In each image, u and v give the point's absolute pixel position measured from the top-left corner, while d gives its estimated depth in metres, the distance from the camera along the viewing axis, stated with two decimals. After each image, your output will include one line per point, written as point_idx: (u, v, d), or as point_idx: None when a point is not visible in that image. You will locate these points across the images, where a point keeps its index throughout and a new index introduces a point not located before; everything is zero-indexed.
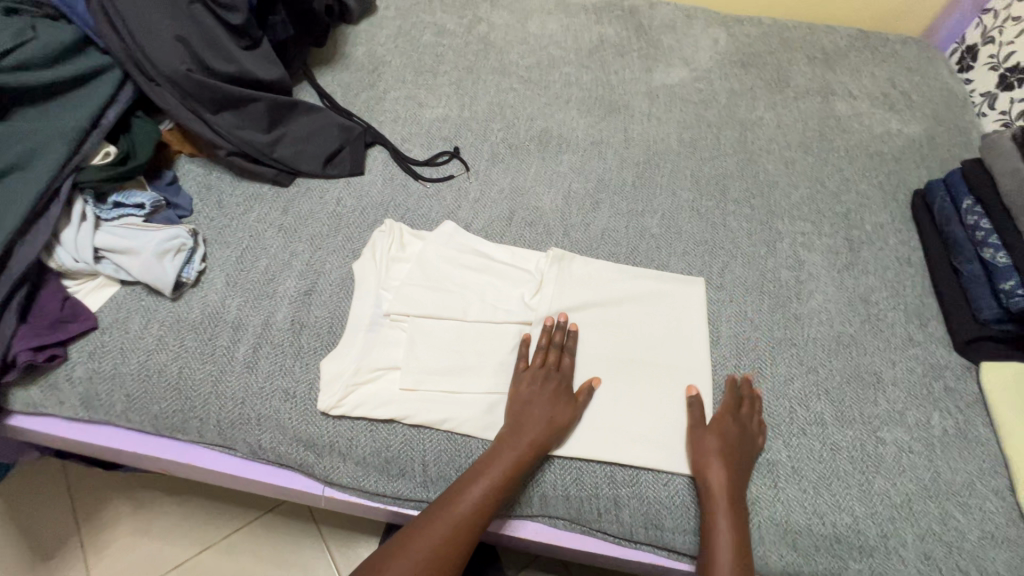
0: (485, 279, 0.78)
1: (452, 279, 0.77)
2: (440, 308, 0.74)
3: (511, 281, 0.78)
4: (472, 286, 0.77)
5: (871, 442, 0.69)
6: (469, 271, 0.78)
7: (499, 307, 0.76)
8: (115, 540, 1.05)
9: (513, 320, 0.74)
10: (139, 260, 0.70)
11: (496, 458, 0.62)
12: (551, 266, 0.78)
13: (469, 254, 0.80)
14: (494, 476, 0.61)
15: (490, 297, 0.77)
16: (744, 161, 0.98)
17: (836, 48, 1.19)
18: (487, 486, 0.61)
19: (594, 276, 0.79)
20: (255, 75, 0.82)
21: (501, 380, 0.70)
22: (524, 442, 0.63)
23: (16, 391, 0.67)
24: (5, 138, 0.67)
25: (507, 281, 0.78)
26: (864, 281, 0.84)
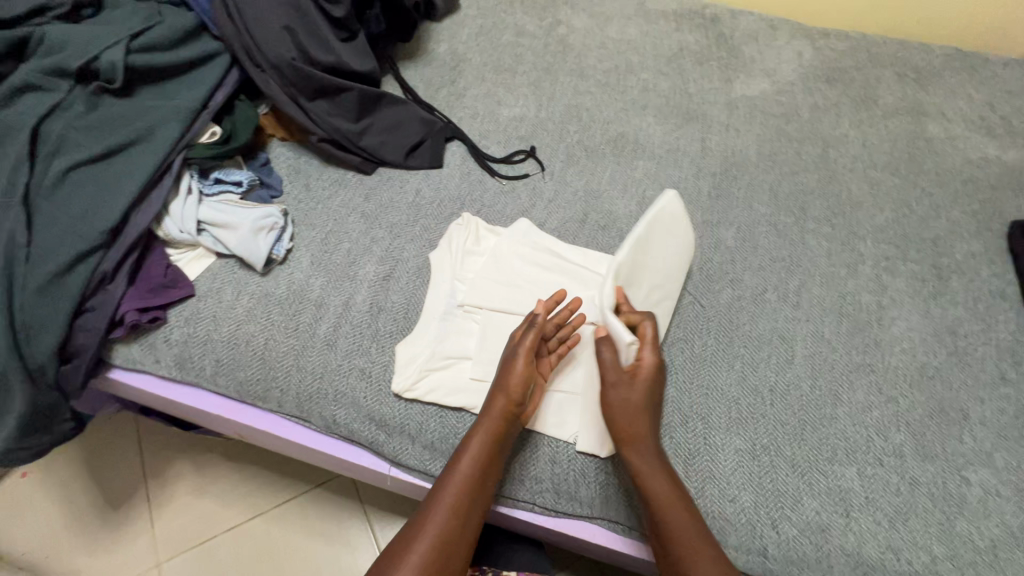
0: (555, 278, 0.78)
1: (525, 277, 0.78)
2: (513, 304, 0.75)
3: (581, 283, 0.78)
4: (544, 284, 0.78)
5: (954, 481, 0.66)
6: (540, 270, 0.79)
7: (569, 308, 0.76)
8: (178, 496, 1.12)
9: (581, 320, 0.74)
10: (237, 235, 0.74)
11: (462, 459, 0.63)
12: None
13: (543, 253, 0.80)
14: (465, 476, 0.62)
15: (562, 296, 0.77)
16: (826, 178, 0.95)
17: (930, 67, 1.14)
18: (459, 487, 0.62)
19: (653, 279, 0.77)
20: (351, 66, 0.85)
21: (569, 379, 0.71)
22: (488, 435, 0.63)
23: (119, 347, 0.73)
24: (130, 114, 0.73)
25: (578, 283, 0.78)
26: (952, 312, 0.80)
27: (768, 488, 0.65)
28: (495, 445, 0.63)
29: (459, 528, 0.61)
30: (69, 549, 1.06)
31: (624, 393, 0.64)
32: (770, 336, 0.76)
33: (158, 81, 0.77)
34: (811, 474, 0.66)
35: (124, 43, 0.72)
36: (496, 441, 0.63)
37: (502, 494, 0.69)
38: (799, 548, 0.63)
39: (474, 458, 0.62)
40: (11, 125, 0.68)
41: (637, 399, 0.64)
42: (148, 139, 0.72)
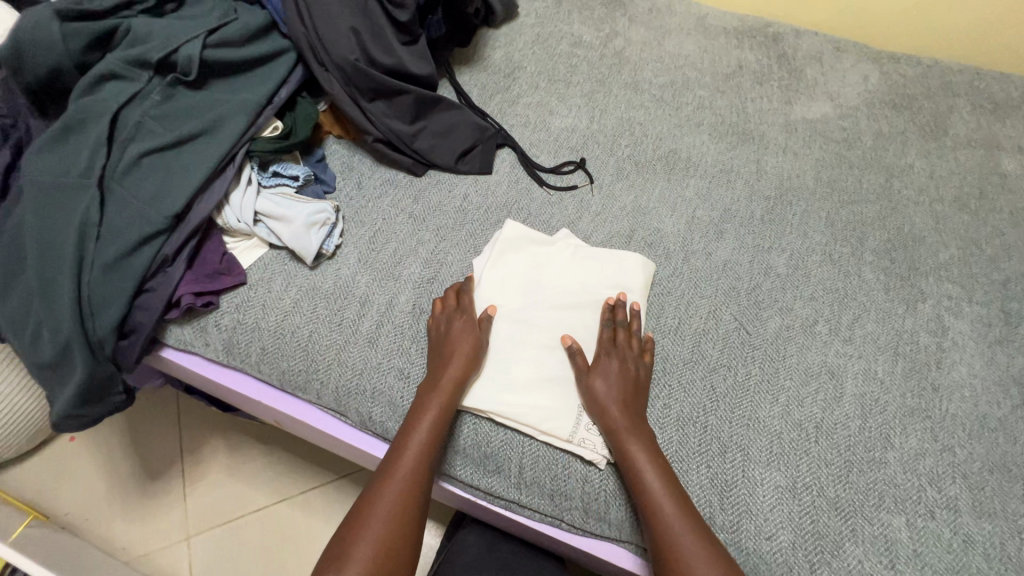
0: (546, 285, 0.78)
1: (528, 281, 0.78)
2: (519, 312, 0.75)
3: (568, 288, 0.77)
4: (557, 287, 0.77)
5: (1013, 542, 0.62)
6: (533, 277, 0.78)
7: (578, 311, 0.76)
8: (210, 472, 1.16)
9: (576, 326, 0.75)
10: (291, 228, 0.76)
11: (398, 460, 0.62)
12: (600, 274, 0.78)
13: (562, 258, 0.80)
14: (393, 484, 0.61)
15: (574, 299, 0.77)
16: (888, 209, 0.91)
17: (1008, 98, 1.08)
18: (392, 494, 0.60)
19: (610, 282, 0.78)
20: (411, 69, 0.86)
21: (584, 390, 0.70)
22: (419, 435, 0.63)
23: (173, 328, 0.76)
24: (201, 107, 0.76)
25: (592, 287, 0.78)
26: (1020, 361, 0.75)
27: (807, 529, 0.62)
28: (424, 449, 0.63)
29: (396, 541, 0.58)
30: (107, 514, 1.11)
31: (599, 371, 0.68)
32: (819, 370, 0.73)
33: (229, 75, 0.80)
34: (855, 519, 0.63)
35: (200, 38, 0.75)
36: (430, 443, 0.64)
37: (529, 508, 0.68)
38: None
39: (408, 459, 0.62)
40: (92, 110, 0.71)
41: (609, 382, 0.66)
42: (215, 130, 0.75)
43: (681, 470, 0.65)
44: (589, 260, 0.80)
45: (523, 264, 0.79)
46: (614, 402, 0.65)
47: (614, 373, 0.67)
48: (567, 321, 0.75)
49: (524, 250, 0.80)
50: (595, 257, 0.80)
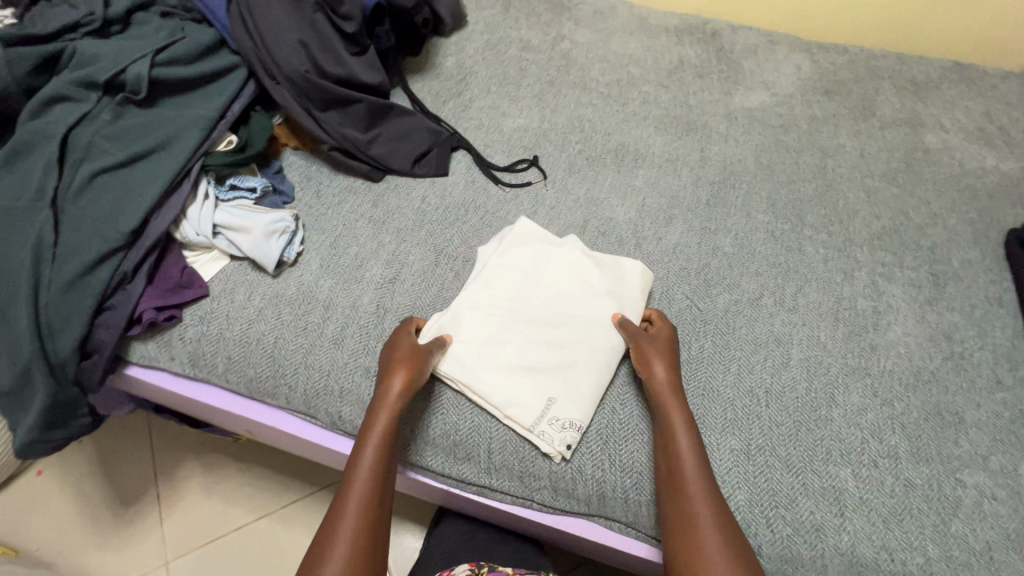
0: (539, 288, 0.78)
1: (521, 285, 0.78)
2: (508, 313, 0.76)
3: (562, 292, 0.78)
4: (551, 292, 0.78)
5: (948, 483, 0.67)
6: (528, 281, 0.79)
7: (568, 315, 0.76)
8: (188, 494, 1.14)
9: (564, 330, 0.75)
10: (250, 238, 0.77)
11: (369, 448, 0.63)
12: (597, 279, 0.79)
13: (558, 264, 0.80)
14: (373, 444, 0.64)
15: (567, 304, 0.77)
16: (824, 187, 0.97)
17: (928, 79, 1.16)
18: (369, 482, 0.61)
19: (605, 288, 0.78)
20: (361, 79, 0.89)
21: (554, 385, 0.71)
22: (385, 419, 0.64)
23: (136, 344, 0.76)
24: (153, 124, 0.77)
25: (587, 292, 0.78)
26: (947, 317, 0.81)
27: (762, 487, 0.66)
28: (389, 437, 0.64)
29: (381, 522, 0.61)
30: (80, 545, 1.08)
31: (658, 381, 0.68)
32: (766, 339, 0.78)
33: (180, 92, 0.81)
34: (806, 474, 0.67)
35: (149, 57, 0.76)
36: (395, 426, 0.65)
37: (500, 491, 0.70)
38: (793, 547, 0.63)
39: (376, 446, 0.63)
40: (41, 133, 0.72)
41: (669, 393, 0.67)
42: (169, 146, 0.76)
43: (642, 442, 0.68)
44: (586, 266, 0.80)
45: (518, 268, 0.79)
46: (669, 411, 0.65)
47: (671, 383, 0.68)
48: (554, 321, 0.76)
49: (520, 254, 0.81)
50: (593, 264, 0.80)
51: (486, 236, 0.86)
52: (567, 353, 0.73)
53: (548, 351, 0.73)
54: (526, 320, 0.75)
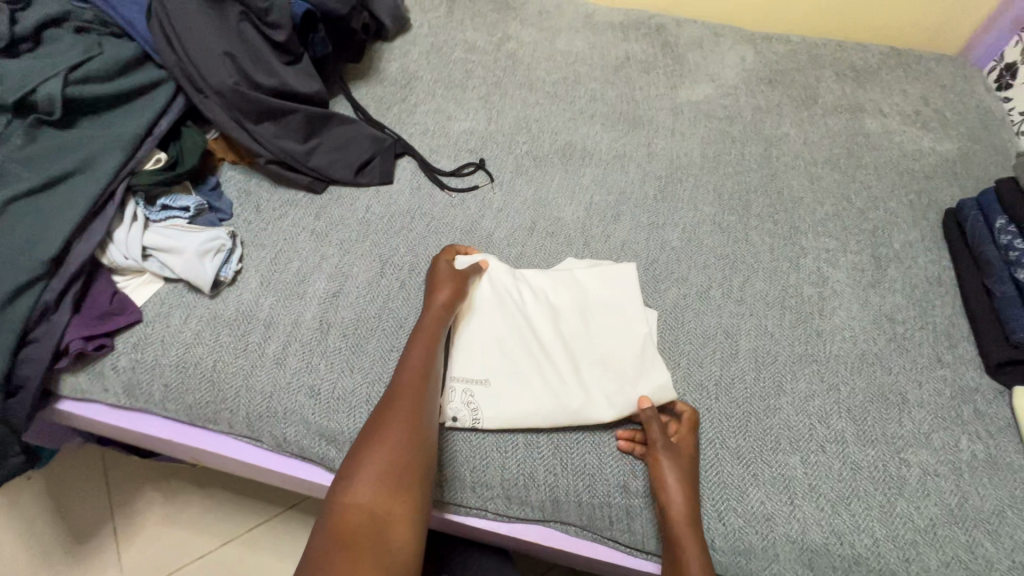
0: (549, 320, 0.76)
1: (526, 309, 0.76)
2: (503, 327, 0.74)
3: (570, 333, 0.75)
4: (556, 329, 0.75)
5: (893, 463, 0.68)
6: (542, 309, 0.76)
7: (563, 352, 0.73)
8: (145, 526, 1.10)
9: (548, 362, 0.73)
10: (183, 259, 0.74)
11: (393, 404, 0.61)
12: (611, 336, 0.75)
13: (582, 308, 0.77)
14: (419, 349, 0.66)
15: (565, 344, 0.74)
16: (769, 176, 0.98)
17: (867, 66, 1.18)
18: (392, 436, 0.58)
19: (616, 349, 0.74)
20: (295, 89, 0.87)
21: (495, 374, 0.71)
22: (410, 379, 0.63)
23: (66, 377, 0.72)
24: (71, 145, 0.73)
25: (595, 344, 0.75)
26: (890, 299, 0.83)
27: (713, 481, 0.66)
28: (415, 395, 0.62)
29: (404, 474, 0.56)
30: None
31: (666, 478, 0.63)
32: (715, 331, 0.78)
33: (100, 110, 0.77)
34: (756, 465, 0.67)
35: (61, 75, 0.72)
36: (422, 386, 0.63)
37: (453, 504, 0.68)
38: (745, 539, 0.63)
39: (400, 403, 0.61)
40: None
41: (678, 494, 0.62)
42: (90, 168, 0.73)
43: (594, 444, 0.68)
44: (608, 322, 0.76)
45: (535, 299, 0.77)
46: (675, 516, 0.61)
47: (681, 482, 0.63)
48: (545, 337, 0.74)
49: (546, 284, 0.78)
50: (617, 327, 0.76)
51: (433, 243, 0.85)
52: (534, 376, 0.71)
53: (517, 365, 0.72)
54: (502, 323, 0.75)
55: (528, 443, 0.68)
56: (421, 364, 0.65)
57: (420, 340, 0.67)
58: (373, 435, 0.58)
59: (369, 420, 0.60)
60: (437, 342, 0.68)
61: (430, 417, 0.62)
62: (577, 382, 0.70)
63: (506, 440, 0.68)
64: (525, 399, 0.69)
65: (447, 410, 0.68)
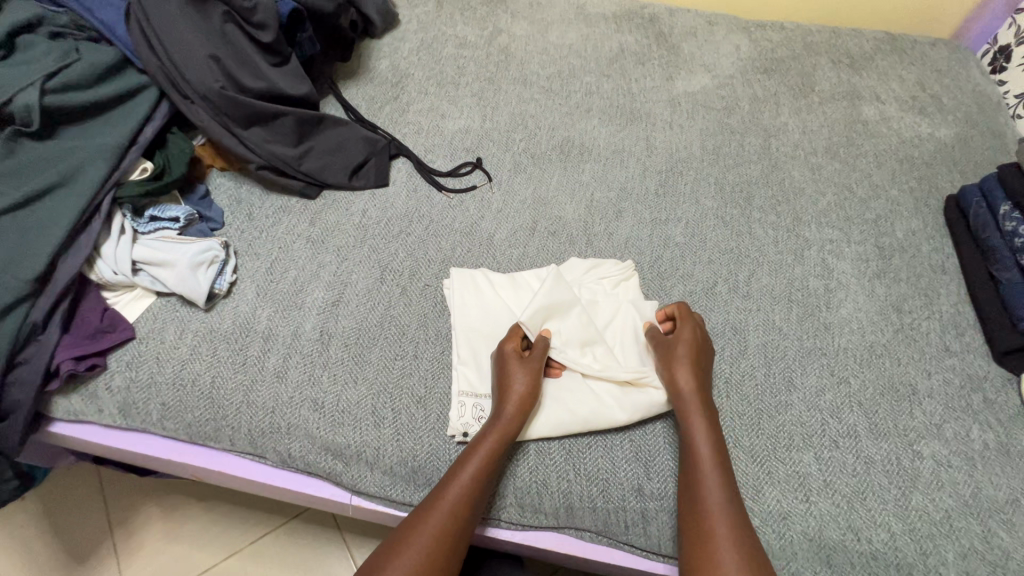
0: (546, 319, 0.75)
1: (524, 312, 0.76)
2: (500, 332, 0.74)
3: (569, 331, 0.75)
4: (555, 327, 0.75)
5: (907, 456, 0.67)
6: None
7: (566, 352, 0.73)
8: (146, 544, 1.07)
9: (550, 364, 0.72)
10: (175, 273, 0.72)
11: (429, 515, 0.58)
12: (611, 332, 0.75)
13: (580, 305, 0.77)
14: (476, 463, 0.61)
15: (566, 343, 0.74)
16: (770, 167, 0.97)
17: (862, 51, 1.17)
18: (419, 549, 0.56)
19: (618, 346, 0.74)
20: (285, 91, 0.84)
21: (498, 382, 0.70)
22: (460, 484, 0.60)
23: (57, 400, 0.70)
24: (51, 158, 0.70)
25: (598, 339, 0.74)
26: (896, 289, 0.82)
27: None
28: (463, 502, 0.59)
29: None
30: None
31: (693, 427, 0.64)
32: (723, 328, 0.77)
33: (81, 120, 0.74)
34: (770, 463, 0.67)
35: (37, 84, 0.68)
36: (469, 499, 0.60)
37: None
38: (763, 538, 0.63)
39: (439, 514, 0.58)
40: None
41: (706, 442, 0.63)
42: (73, 181, 0.70)
43: (606, 448, 0.67)
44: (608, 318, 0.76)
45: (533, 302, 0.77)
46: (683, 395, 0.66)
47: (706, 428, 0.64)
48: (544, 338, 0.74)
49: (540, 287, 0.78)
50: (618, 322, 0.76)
51: (433, 247, 0.83)
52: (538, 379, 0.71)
53: None
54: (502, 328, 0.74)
55: (539, 450, 0.67)
56: (474, 470, 0.61)
57: (484, 445, 0.62)
58: (403, 540, 0.56)
59: (404, 522, 0.59)
60: (503, 444, 0.63)
61: (466, 531, 0.59)
62: (586, 389, 0.69)
63: (518, 451, 0.67)
64: (538, 411, 0.67)
65: (457, 422, 0.67)
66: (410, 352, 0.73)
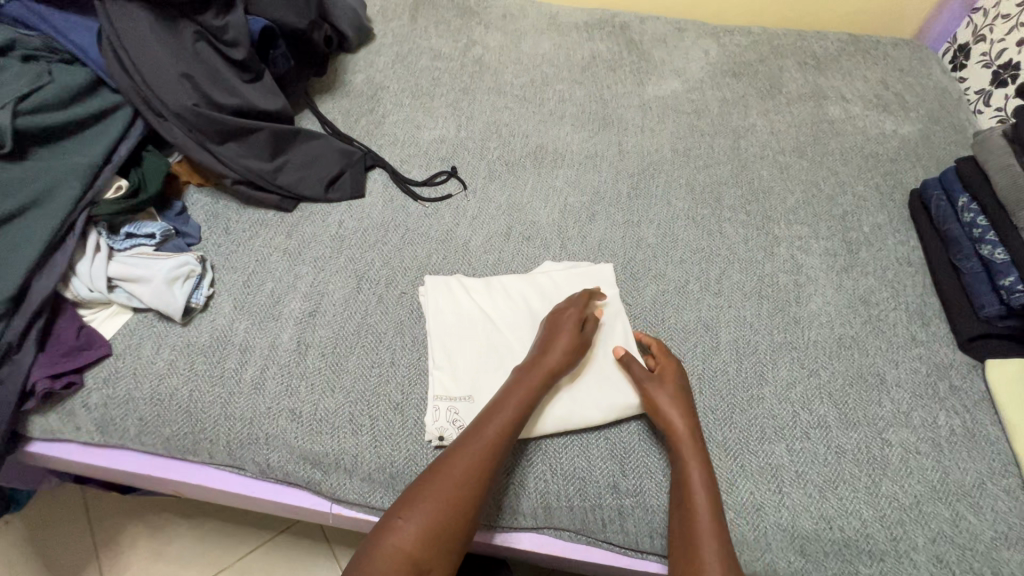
0: (521, 322, 0.76)
1: (498, 317, 0.77)
2: (472, 337, 0.75)
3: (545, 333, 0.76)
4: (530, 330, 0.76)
5: (876, 444, 0.69)
6: (513, 315, 0.77)
7: None
8: (131, 564, 1.06)
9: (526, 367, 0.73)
10: (151, 288, 0.72)
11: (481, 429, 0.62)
12: None
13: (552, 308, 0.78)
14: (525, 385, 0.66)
15: None
16: (739, 168, 0.99)
17: (827, 53, 1.21)
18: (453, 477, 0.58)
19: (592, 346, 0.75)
20: (258, 106, 0.85)
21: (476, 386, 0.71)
22: (488, 434, 0.62)
23: (34, 419, 0.70)
24: (24, 178, 0.70)
25: None
26: (863, 282, 0.84)
27: None
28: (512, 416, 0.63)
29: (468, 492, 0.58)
30: None
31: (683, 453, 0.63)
32: (695, 326, 0.79)
33: (54, 140, 0.74)
34: (744, 456, 0.68)
35: (9, 106, 0.69)
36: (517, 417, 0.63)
37: None
38: (738, 530, 0.64)
39: (477, 446, 0.61)
40: None
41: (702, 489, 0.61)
42: (46, 200, 0.70)
43: (582, 447, 0.68)
44: None
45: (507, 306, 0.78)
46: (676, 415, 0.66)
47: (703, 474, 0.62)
48: (518, 341, 0.75)
49: (512, 291, 0.79)
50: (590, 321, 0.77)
51: (409, 255, 0.84)
52: None
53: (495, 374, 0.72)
54: (475, 333, 0.75)
55: (515, 450, 0.68)
56: (507, 419, 0.63)
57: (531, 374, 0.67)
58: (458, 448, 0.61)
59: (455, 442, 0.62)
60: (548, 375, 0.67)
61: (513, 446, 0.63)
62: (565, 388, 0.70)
63: None
64: None
65: (432, 426, 0.67)
66: (387, 359, 0.73)
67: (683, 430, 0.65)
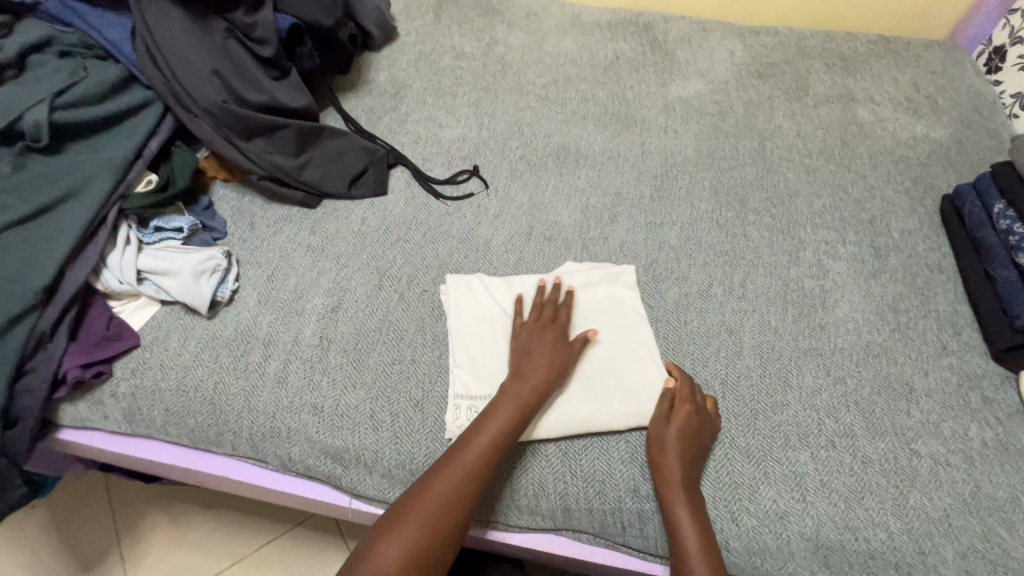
0: None
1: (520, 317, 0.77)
2: (494, 338, 0.75)
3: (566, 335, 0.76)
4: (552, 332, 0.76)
5: (904, 455, 0.67)
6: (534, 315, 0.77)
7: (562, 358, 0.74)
8: (151, 551, 1.08)
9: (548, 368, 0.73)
10: (178, 281, 0.73)
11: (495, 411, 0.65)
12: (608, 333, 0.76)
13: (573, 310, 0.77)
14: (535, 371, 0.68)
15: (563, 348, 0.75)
16: (764, 170, 0.97)
17: (856, 54, 1.18)
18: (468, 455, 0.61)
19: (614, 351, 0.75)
20: (284, 103, 0.86)
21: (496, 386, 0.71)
22: (499, 418, 0.64)
23: (64, 407, 0.71)
24: (59, 172, 0.72)
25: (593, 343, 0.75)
26: (891, 289, 0.82)
27: (724, 481, 0.66)
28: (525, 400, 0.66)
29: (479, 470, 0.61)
30: None
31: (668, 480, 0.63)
32: (719, 330, 0.78)
33: (88, 135, 0.76)
34: (767, 463, 0.67)
35: (46, 101, 0.71)
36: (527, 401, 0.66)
37: None
38: (759, 538, 0.63)
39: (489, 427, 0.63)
40: None
41: (692, 531, 0.60)
42: (79, 194, 0.72)
43: (602, 449, 0.68)
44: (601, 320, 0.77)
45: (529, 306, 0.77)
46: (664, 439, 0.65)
47: (692, 515, 0.61)
48: None
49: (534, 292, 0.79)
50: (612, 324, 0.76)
51: (430, 253, 0.84)
52: None
53: None
54: (496, 333, 0.75)
55: (535, 451, 0.68)
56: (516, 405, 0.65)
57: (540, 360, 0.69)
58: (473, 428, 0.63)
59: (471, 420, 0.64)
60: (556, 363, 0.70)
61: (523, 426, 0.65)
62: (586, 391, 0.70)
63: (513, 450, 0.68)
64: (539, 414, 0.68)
65: (453, 425, 0.67)
66: (408, 357, 0.74)
67: (673, 467, 0.63)
